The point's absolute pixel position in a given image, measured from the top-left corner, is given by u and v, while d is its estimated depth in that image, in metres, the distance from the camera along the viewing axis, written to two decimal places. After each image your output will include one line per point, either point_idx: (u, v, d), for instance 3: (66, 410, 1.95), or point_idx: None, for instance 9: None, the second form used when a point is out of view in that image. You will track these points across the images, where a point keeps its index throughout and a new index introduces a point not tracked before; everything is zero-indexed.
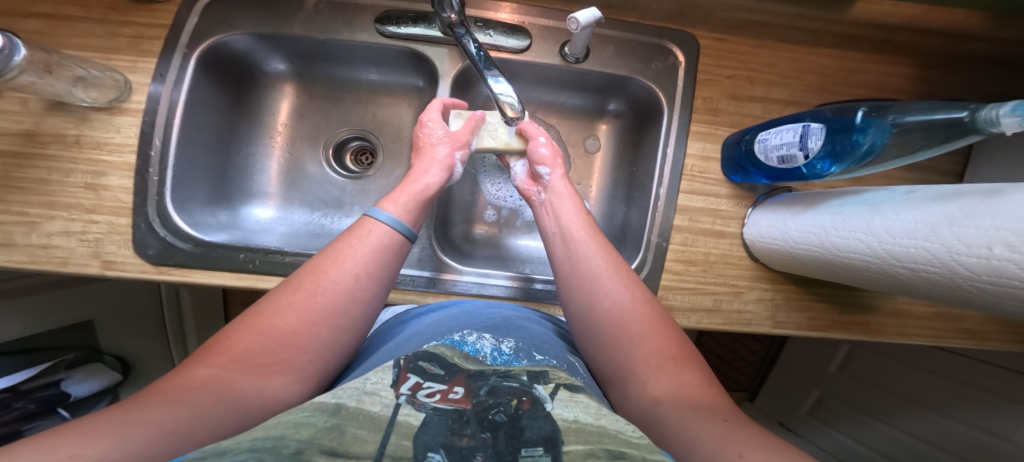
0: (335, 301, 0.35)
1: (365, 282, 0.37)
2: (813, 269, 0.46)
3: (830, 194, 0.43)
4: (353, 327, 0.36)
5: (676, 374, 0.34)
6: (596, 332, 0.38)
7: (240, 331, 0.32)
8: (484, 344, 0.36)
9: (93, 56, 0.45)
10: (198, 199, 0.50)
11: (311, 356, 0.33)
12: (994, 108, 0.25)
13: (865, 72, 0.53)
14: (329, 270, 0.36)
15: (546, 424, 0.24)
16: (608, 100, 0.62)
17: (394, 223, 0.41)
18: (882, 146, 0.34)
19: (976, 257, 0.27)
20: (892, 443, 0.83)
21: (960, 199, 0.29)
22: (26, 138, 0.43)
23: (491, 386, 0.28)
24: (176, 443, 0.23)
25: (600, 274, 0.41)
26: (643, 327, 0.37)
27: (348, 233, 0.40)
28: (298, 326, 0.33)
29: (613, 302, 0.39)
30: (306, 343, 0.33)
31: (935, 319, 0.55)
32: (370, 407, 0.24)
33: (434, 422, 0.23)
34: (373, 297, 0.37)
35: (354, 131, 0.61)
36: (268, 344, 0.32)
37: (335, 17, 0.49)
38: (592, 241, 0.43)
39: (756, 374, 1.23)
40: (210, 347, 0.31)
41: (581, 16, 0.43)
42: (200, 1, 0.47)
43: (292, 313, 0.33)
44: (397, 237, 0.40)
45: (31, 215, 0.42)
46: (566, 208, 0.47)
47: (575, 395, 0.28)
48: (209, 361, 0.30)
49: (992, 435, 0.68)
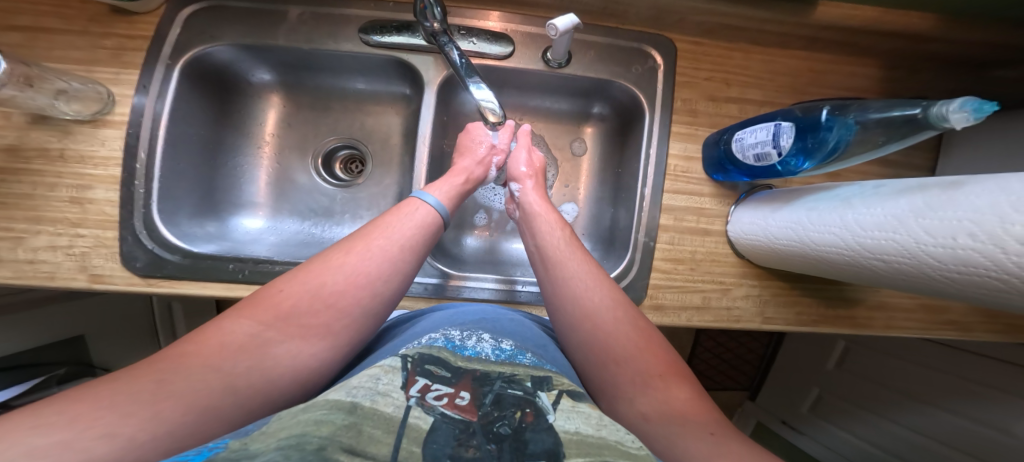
0: (379, 267, 0.36)
1: (406, 252, 0.39)
2: (795, 264, 0.47)
3: (806, 190, 0.45)
4: (389, 298, 0.37)
5: (664, 390, 0.34)
6: (584, 351, 0.39)
7: (289, 288, 0.34)
8: (484, 347, 0.36)
9: (75, 69, 0.45)
10: (185, 210, 0.50)
11: (348, 323, 0.34)
12: (944, 105, 0.26)
13: (837, 72, 0.55)
14: (377, 238, 0.38)
15: (549, 437, 0.23)
16: (593, 103, 0.63)
17: (438, 206, 0.45)
18: (847, 144, 0.35)
19: (941, 246, 0.28)
20: (893, 438, 0.85)
21: (925, 191, 0.30)
22: (10, 153, 0.43)
23: (496, 395, 0.28)
24: (202, 417, 0.25)
25: (583, 296, 0.41)
26: (630, 345, 0.38)
27: (392, 210, 0.43)
28: (344, 287, 0.34)
29: (596, 323, 0.39)
30: (346, 308, 0.34)
31: (918, 311, 0.57)
32: (382, 408, 0.24)
33: (443, 430, 0.23)
34: (408, 269, 0.39)
35: (343, 140, 0.62)
36: (314, 302, 0.33)
37: (319, 28, 0.50)
38: (575, 259, 0.44)
39: (755, 374, 1.26)
40: (256, 301, 0.34)
41: (559, 23, 0.44)
42: (183, 13, 0.48)
43: (341, 272, 0.35)
44: (437, 218, 0.44)
45: (16, 230, 0.42)
46: (542, 225, 0.48)
47: (578, 404, 0.28)
48: (261, 313, 0.32)
49: (980, 424, 0.71)
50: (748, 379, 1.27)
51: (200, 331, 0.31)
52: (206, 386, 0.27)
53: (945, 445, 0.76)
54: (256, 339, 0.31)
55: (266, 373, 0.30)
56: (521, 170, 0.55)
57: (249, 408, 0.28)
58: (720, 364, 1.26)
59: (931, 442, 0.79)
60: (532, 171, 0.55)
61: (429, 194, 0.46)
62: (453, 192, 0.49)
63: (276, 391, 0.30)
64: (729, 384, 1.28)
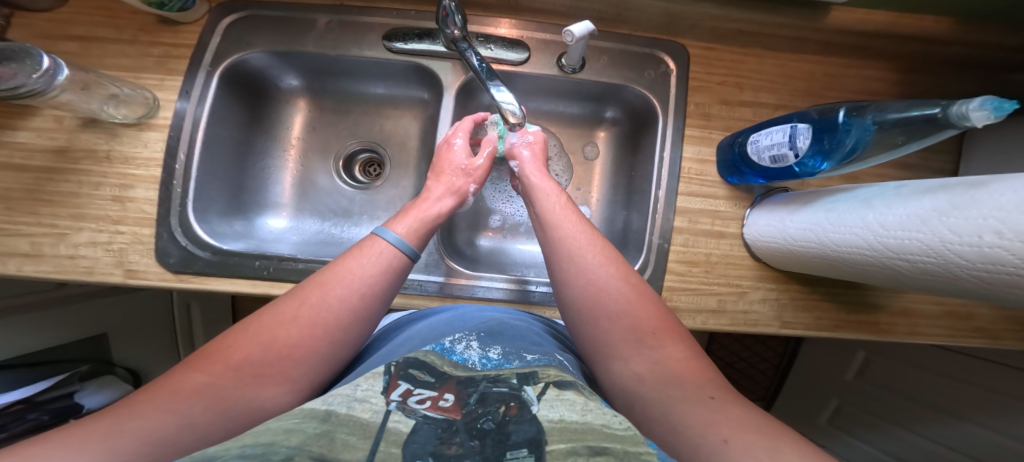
0: (338, 317, 0.36)
1: (368, 299, 0.37)
2: (814, 267, 0.46)
3: (824, 192, 0.44)
4: (351, 343, 0.36)
5: (658, 349, 0.35)
6: (576, 308, 0.40)
7: (242, 339, 0.33)
8: (471, 354, 0.36)
9: (124, 75, 0.48)
10: (216, 209, 0.53)
11: (308, 369, 0.34)
12: (963, 104, 0.26)
13: (852, 75, 0.55)
14: (336, 285, 0.37)
15: (532, 426, 0.24)
16: (606, 107, 0.64)
17: (399, 243, 0.42)
18: (865, 144, 0.35)
19: (968, 245, 0.28)
20: (910, 447, 0.83)
21: (948, 191, 0.30)
22: (59, 154, 0.45)
23: (480, 394, 0.29)
24: (159, 451, 0.24)
25: (577, 252, 0.42)
26: (623, 303, 0.38)
27: (353, 250, 0.41)
28: (300, 339, 0.34)
29: (588, 278, 0.40)
30: (304, 357, 0.34)
31: (945, 317, 0.55)
32: (360, 414, 0.25)
33: (424, 431, 0.24)
34: (372, 313, 0.38)
35: (363, 143, 0.64)
36: (269, 353, 0.33)
37: (345, 35, 0.52)
38: (571, 221, 0.45)
39: (770, 384, 1.23)
40: (209, 352, 0.33)
41: (575, 29, 0.45)
42: (222, 22, 0.51)
43: (297, 324, 0.34)
44: (403, 259, 0.41)
45: (60, 227, 0.44)
46: (545, 196, 0.48)
47: (563, 393, 0.28)
48: (213, 365, 0.31)
49: (1010, 438, 0.66)
50: (762, 389, 1.24)
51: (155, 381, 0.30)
52: (153, 424, 0.25)
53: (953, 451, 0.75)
54: (206, 388, 0.29)
55: (221, 413, 0.29)
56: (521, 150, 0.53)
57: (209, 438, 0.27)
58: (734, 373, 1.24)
59: (947, 452, 0.76)
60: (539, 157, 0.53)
61: (390, 230, 0.43)
62: (421, 224, 0.45)
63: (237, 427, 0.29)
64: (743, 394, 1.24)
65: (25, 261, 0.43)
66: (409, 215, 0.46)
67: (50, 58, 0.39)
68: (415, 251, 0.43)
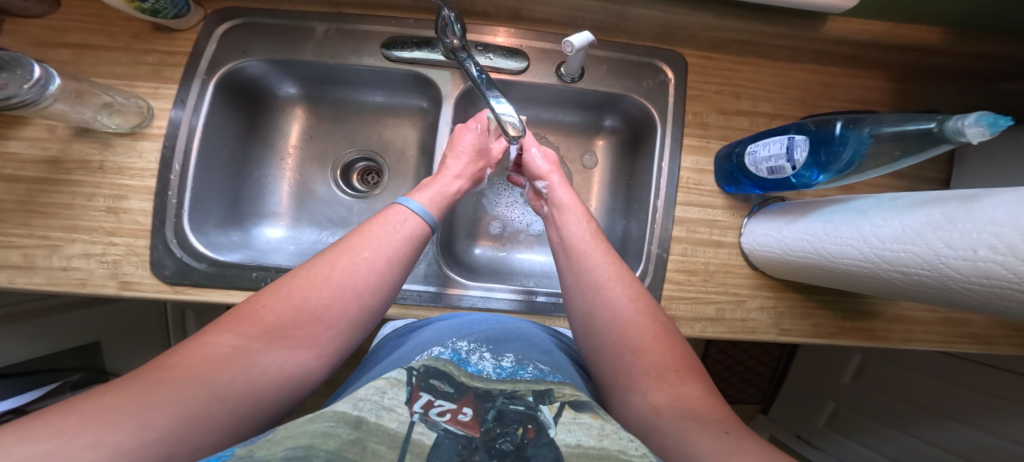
0: (367, 280, 0.36)
1: (394, 264, 0.38)
2: (811, 276, 0.47)
3: (821, 202, 0.45)
4: (376, 309, 0.37)
5: (679, 385, 0.35)
6: (598, 339, 0.40)
7: (273, 301, 0.34)
8: (485, 365, 0.36)
9: (119, 83, 0.48)
10: (213, 220, 0.52)
11: (336, 333, 0.34)
12: (959, 120, 0.27)
13: (846, 85, 0.56)
14: (364, 250, 0.37)
15: (550, 451, 0.23)
16: (604, 116, 0.65)
17: (422, 212, 0.43)
18: (862, 157, 0.36)
19: (963, 259, 0.28)
20: (904, 450, 0.83)
21: (942, 204, 0.30)
22: (51, 165, 0.45)
23: (498, 410, 0.28)
24: (191, 425, 0.25)
25: (605, 285, 0.42)
26: (646, 337, 0.38)
27: (376, 218, 0.41)
28: (331, 300, 0.34)
29: (615, 312, 0.40)
30: (334, 319, 0.34)
31: (938, 324, 0.56)
32: (388, 423, 0.24)
33: (445, 445, 0.24)
34: (396, 281, 0.39)
35: (362, 152, 0.64)
36: (301, 315, 0.33)
37: (343, 43, 0.52)
38: (598, 250, 0.45)
39: (767, 387, 1.24)
40: (238, 313, 0.33)
41: (575, 40, 0.45)
42: (219, 30, 0.50)
43: (328, 286, 0.35)
44: (423, 225, 0.42)
45: (53, 239, 0.44)
46: (568, 217, 0.49)
47: (579, 415, 0.28)
48: (245, 327, 0.32)
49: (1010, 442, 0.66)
50: (760, 392, 1.25)
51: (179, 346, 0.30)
52: (190, 395, 0.26)
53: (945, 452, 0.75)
54: (239, 351, 0.30)
55: (252, 377, 0.29)
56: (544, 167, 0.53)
57: (240, 400, 0.28)
58: (731, 377, 1.25)
59: (940, 452, 0.76)
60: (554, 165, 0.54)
61: (413, 199, 0.44)
62: (441, 197, 0.47)
63: (265, 396, 0.30)
64: (741, 398, 1.25)
65: (17, 274, 0.43)
66: (432, 188, 0.47)
67: (40, 67, 0.39)
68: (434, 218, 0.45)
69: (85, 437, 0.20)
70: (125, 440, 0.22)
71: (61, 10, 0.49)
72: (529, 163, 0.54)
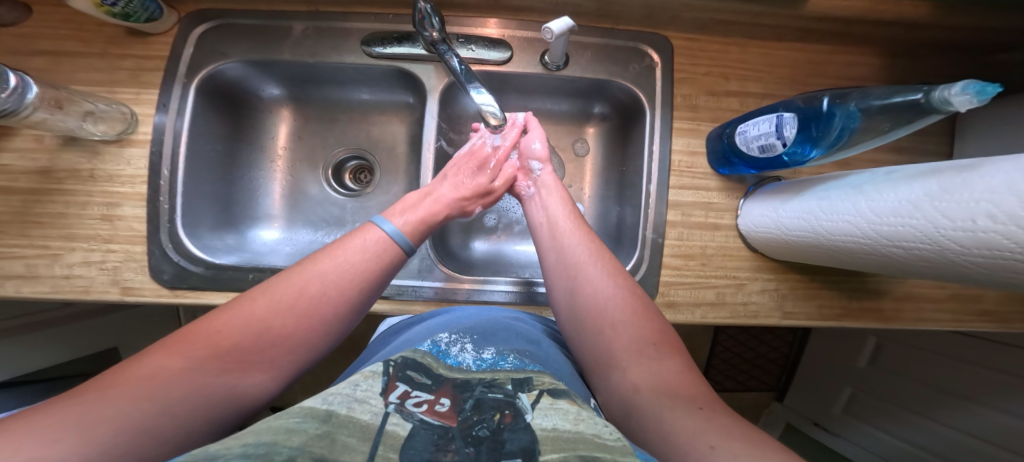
0: (335, 309, 0.36)
1: (364, 292, 0.38)
2: (811, 256, 0.45)
3: (816, 180, 0.43)
4: (338, 333, 0.37)
5: (657, 360, 0.34)
6: (579, 319, 0.40)
7: (231, 324, 0.33)
8: (466, 356, 0.36)
9: (98, 90, 0.49)
10: (206, 223, 0.53)
11: (296, 357, 0.34)
12: (945, 89, 0.25)
13: (840, 58, 0.54)
14: (334, 275, 0.37)
15: (526, 435, 0.24)
16: (593, 103, 0.64)
17: (396, 235, 0.42)
18: (852, 132, 0.34)
19: (962, 230, 0.27)
20: (937, 438, 0.80)
21: (939, 175, 0.29)
22: (43, 175, 0.46)
23: (476, 399, 0.29)
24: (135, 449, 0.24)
25: (584, 264, 0.42)
26: (626, 314, 0.38)
27: (349, 237, 0.40)
28: (295, 329, 0.34)
29: (595, 289, 0.40)
30: (295, 346, 0.34)
31: (950, 301, 0.54)
32: (360, 415, 0.25)
33: (421, 436, 0.24)
34: (362, 307, 0.38)
35: (351, 151, 0.64)
36: (261, 341, 0.33)
37: (322, 42, 0.52)
38: (578, 232, 0.46)
39: (780, 374, 1.22)
40: (192, 332, 0.32)
41: (554, 26, 0.44)
42: (195, 33, 0.51)
43: (293, 314, 0.34)
44: (397, 250, 0.41)
45: (53, 248, 0.45)
46: (553, 199, 0.49)
47: (557, 401, 0.28)
48: (197, 350, 0.30)
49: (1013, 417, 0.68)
50: (773, 379, 1.23)
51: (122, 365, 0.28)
52: (143, 415, 0.25)
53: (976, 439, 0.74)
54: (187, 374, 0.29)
55: (207, 398, 0.29)
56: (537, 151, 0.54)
57: (195, 419, 0.28)
58: (742, 364, 1.23)
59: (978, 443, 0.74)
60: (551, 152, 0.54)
61: (391, 221, 0.43)
62: (421, 220, 0.45)
63: (217, 415, 0.29)
64: (753, 385, 1.24)
65: (22, 283, 0.44)
66: (415, 213, 0.45)
67: (18, 76, 0.38)
68: (410, 244, 0.44)
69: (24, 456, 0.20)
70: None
71: (31, 16, 0.50)
72: (524, 145, 0.54)
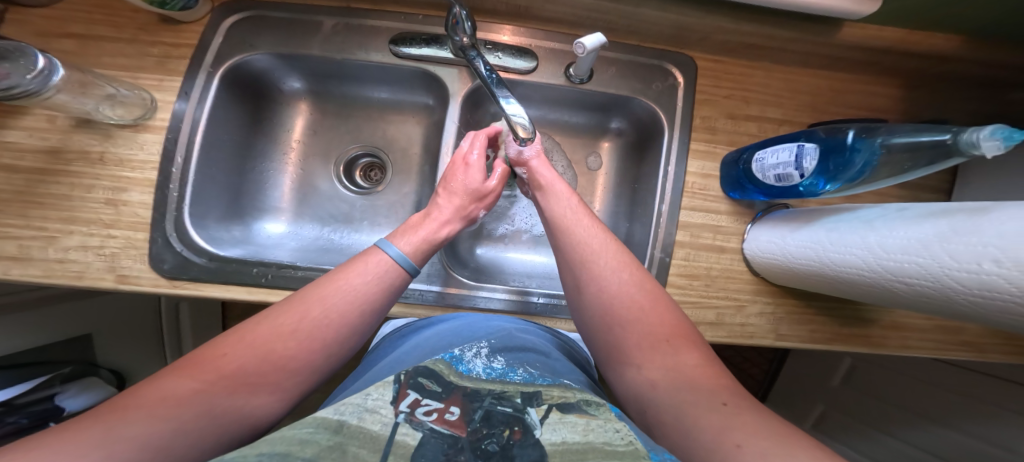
0: (338, 332, 0.36)
1: (368, 315, 0.38)
2: (813, 283, 0.47)
3: (827, 210, 0.45)
4: (343, 355, 0.37)
5: (672, 355, 0.35)
6: (590, 315, 0.41)
7: (236, 348, 0.32)
8: (477, 363, 0.36)
9: (121, 74, 0.47)
10: (214, 214, 0.51)
11: (301, 381, 0.34)
12: (974, 132, 0.27)
13: (854, 92, 0.56)
14: (337, 298, 0.36)
15: (535, 450, 0.24)
16: (611, 118, 0.64)
17: (400, 258, 0.41)
18: (872, 168, 0.36)
19: (966, 272, 0.28)
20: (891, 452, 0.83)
21: (950, 216, 0.30)
22: (51, 155, 0.44)
23: (485, 411, 0.28)
24: None
25: (593, 258, 0.42)
26: (635, 309, 0.39)
27: (353, 262, 0.40)
28: (299, 352, 0.33)
29: (603, 286, 0.40)
30: (300, 368, 0.33)
31: (933, 331, 0.57)
32: (370, 425, 0.24)
33: (431, 445, 0.24)
34: (366, 329, 0.38)
35: (365, 148, 0.63)
36: (266, 365, 0.32)
37: (351, 38, 0.51)
38: (588, 226, 0.45)
39: (757, 391, 1.25)
40: (197, 357, 0.31)
41: (587, 41, 0.45)
42: (224, 23, 0.49)
43: (297, 337, 0.34)
44: (404, 275, 0.41)
45: (50, 230, 0.43)
46: (554, 202, 0.48)
47: (566, 415, 0.28)
48: (202, 373, 0.30)
49: (987, 442, 0.68)
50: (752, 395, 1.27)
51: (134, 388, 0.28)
52: (155, 430, 0.25)
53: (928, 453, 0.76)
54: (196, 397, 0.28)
55: (215, 419, 0.28)
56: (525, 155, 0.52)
57: (205, 439, 0.27)
58: None
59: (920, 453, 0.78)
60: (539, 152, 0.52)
61: (393, 244, 0.43)
62: (424, 242, 0.45)
63: (226, 437, 0.29)
64: None
65: (12, 265, 0.42)
66: (417, 235, 0.45)
67: (46, 58, 0.37)
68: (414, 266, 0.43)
69: None
70: None
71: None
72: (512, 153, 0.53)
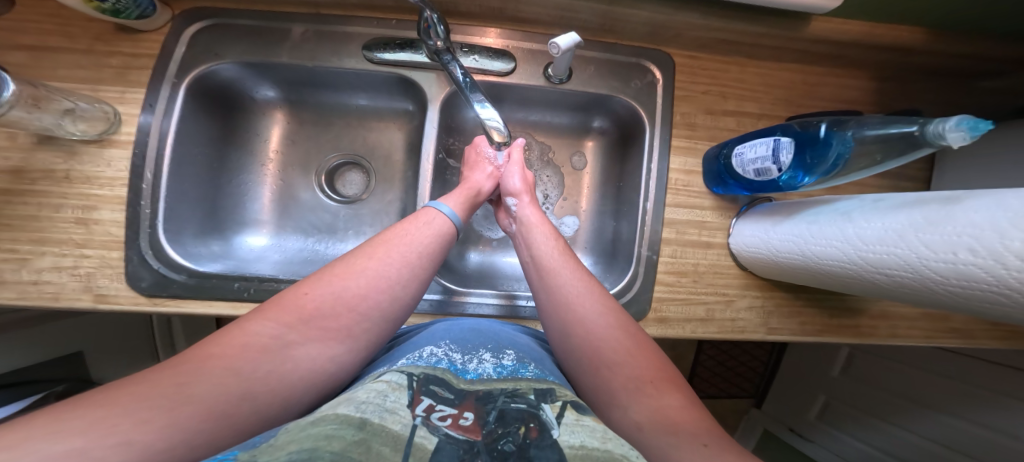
0: (399, 272, 0.37)
1: (424, 259, 0.39)
2: (798, 276, 0.47)
3: (807, 203, 0.44)
4: (408, 302, 0.37)
5: (657, 397, 0.34)
6: (574, 357, 0.40)
7: (319, 287, 0.34)
8: (485, 367, 0.35)
9: (81, 88, 0.46)
10: (190, 230, 0.51)
11: (368, 325, 0.34)
12: (939, 124, 0.27)
13: (828, 84, 0.56)
14: (399, 243, 0.39)
15: (553, 452, 0.23)
16: (593, 118, 0.64)
17: (452, 216, 0.45)
18: (846, 160, 0.36)
19: (943, 262, 0.28)
20: (903, 444, 0.83)
21: (924, 206, 0.30)
22: (15, 175, 0.43)
23: (499, 410, 0.28)
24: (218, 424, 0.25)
25: (575, 303, 0.41)
26: (621, 353, 0.38)
27: (409, 217, 0.43)
28: (367, 291, 0.35)
29: (588, 330, 0.40)
30: (367, 310, 0.34)
31: (923, 319, 0.56)
32: (391, 425, 0.24)
33: (447, 450, 0.23)
34: (423, 274, 0.39)
35: (345, 157, 0.62)
36: (338, 305, 0.34)
37: (322, 45, 0.51)
38: (567, 267, 0.45)
39: (760, 381, 1.26)
40: (279, 299, 0.34)
41: (562, 41, 0.44)
42: (189, 31, 0.49)
43: (365, 276, 0.35)
44: (452, 228, 0.44)
45: (21, 252, 0.42)
46: (537, 235, 0.49)
47: (582, 418, 0.28)
48: (286, 314, 0.32)
49: (998, 433, 0.66)
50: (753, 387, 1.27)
51: (225, 330, 0.31)
52: (224, 388, 0.26)
53: (946, 447, 0.74)
54: (278, 341, 0.31)
55: (287, 376, 0.30)
56: (516, 184, 0.54)
57: (271, 405, 0.28)
58: (725, 372, 1.26)
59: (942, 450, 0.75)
60: (529, 186, 0.54)
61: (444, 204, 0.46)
62: (467, 202, 0.49)
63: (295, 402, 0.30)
64: (734, 392, 1.28)
65: None
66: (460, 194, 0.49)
67: None
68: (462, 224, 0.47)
69: (114, 436, 0.21)
70: (153, 440, 0.22)
71: (14, 8, 0.47)
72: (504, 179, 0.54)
